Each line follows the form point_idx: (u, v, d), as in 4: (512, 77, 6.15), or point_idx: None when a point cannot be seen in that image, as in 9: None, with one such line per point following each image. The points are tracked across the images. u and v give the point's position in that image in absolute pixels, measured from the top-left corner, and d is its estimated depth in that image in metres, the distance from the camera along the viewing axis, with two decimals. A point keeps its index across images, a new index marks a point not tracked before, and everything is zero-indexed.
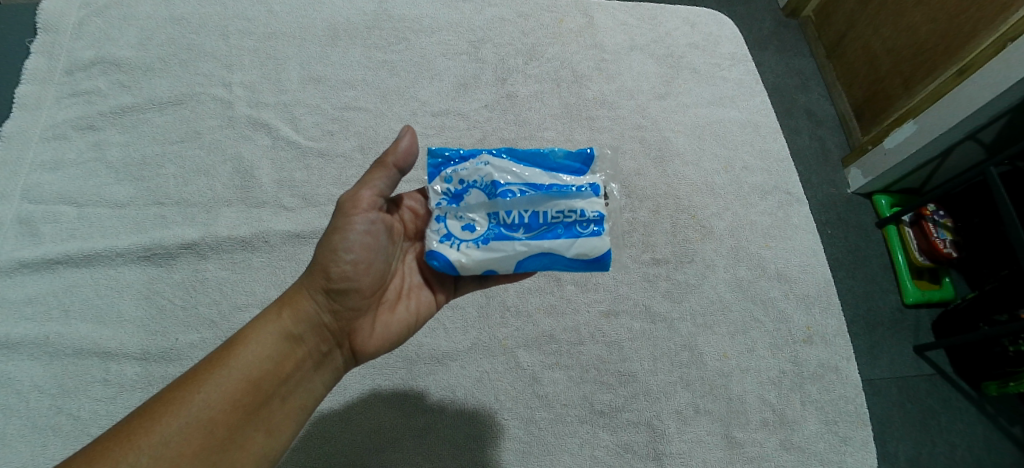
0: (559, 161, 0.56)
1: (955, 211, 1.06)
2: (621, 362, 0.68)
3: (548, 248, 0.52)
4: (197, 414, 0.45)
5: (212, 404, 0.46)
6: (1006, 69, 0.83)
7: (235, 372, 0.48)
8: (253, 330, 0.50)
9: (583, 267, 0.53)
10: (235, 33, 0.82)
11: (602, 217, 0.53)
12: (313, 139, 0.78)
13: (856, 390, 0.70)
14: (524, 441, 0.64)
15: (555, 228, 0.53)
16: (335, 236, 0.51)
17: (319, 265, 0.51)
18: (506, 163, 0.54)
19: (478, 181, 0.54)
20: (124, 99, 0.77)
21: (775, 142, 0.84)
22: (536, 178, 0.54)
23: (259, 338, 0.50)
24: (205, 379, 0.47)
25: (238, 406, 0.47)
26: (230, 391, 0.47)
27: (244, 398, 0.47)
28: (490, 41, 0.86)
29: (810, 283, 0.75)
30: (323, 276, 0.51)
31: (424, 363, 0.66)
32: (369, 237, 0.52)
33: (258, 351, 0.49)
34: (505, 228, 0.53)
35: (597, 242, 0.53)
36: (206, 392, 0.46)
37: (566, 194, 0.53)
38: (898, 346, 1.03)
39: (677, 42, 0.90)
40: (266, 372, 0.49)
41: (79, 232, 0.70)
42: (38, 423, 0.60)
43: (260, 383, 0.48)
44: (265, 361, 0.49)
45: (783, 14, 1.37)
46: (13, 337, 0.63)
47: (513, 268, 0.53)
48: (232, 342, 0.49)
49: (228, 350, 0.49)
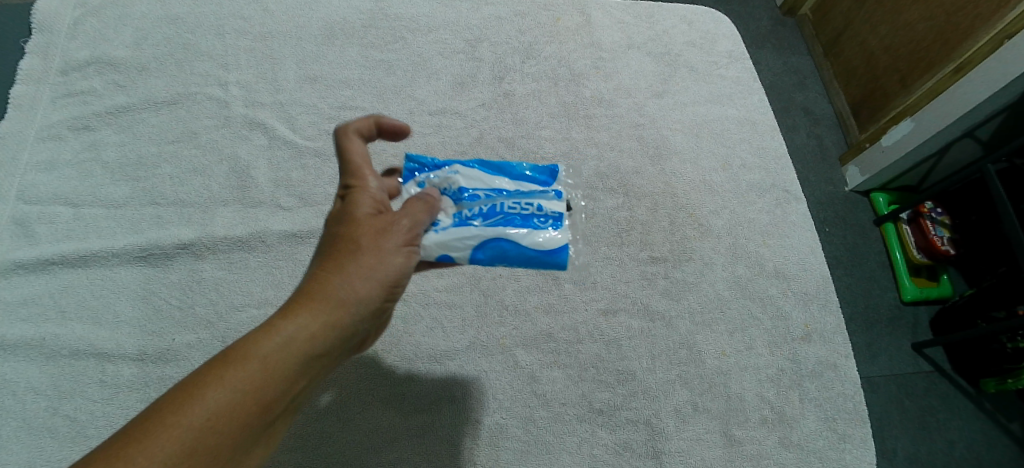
0: (525, 171, 0.56)
1: (954, 209, 1.06)
2: (619, 361, 0.68)
3: (504, 234, 0.51)
4: (195, 443, 0.35)
5: (214, 427, 0.36)
6: (1003, 66, 0.83)
7: (250, 390, 0.38)
8: (271, 339, 0.40)
9: (539, 259, 0.52)
10: (232, 32, 0.82)
11: (561, 214, 0.54)
12: (310, 139, 0.77)
13: (855, 388, 0.70)
14: (524, 441, 0.63)
15: (513, 218, 0.52)
16: (378, 256, 0.44)
17: (366, 275, 0.44)
18: (474, 172, 0.54)
19: (446, 188, 0.53)
20: (119, 99, 0.77)
21: (773, 140, 0.84)
22: (500, 182, 0.54)
23: (277, 351, 0.39)
24: (211, 396, 0.37)
25: (243, 433, 0.37)
26: (236, 415, 0.37)
27: (251, 422, 0.38)
28: (486, 40, 0.86)
29: (808, 281, 0.75)
30: (367, 288, 0.44)
31: (423, 362, 0.66)
32: (412, 260, 0.47)
33: (278, 368, 0.39)
34: (465, 217, 0.52)
35: (553, 234, 0.52)
36: (214, 412, 0.36)
37: (526, 194, 0.54)
38: (896, 344, 1.03)
39: (674, 40, 0.90)
40: (285, 392, 0.40)
41: (75, 232, 0.69)
42: (35, 424, 0.60)
43: (275, 405, 0.39)
44: (284, 380, 0.40)
45: (781, 12, 1.37)
46: (9, 339, 0.63)
47: (470, 257, 0.51)
48: (239, 348, 0.39)
49: (238, 358, 0.38)
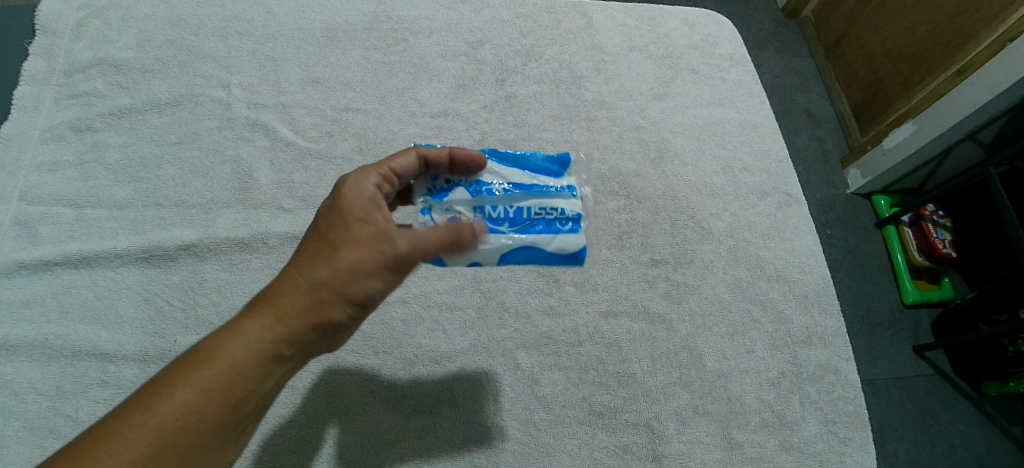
0: (539, 163, 0.54)
1: (955, 211, 1.06)
2: (620, 363, 0.68)
3: (531, 241, 0.50)
4: (162, 438, 0.38)
5: (180, 423, 0.38)
6: (1005, 69, 0.83)
7: (216, 390, 0.40)
8: (240, 340, 0.42)
9: (561, 263, 0.52)
10: (234, 34, 0.82)
11: (580, 216, 0.52)
12: (312, 140, 0.77)
13: (855, 391, 0.70)
14: (524, 443, 0.63)
15: (537, 223, 0.51)
16: (354, 265, 0.45)
17: (338, 282, 0.44)
18: (492, 166, 0.53)
19: (465, 183, 0.52)
20: (122, 100, 0.77)
21: (774, 143, 0.84)
22: (517, 178, 0.53)
23: (243, 352, 0.41)
24: (180, 394, 0.39)
25: (210, 430, 0.40)
26: (203, 414, 0.39)
27: (217, 419, 0.40)
28: (488, 42, 0.86)
29: (809, 284, 0.75)
30: (335, 300, 0.44)
31: (423, 364, 0.67)
32: (395, 274, 0.47)
33: (245, 368, 0.41)
34: (490, 221, 0.50)
35: (575, 239, 0.52)
36: (181, 409, 0.39)
37: (546, 194, 0.52)
38: (897, 347, 1.03)
39: (676, 42, 0.90)
40: (252, 389, 0.42)
41: (77, 233, 0.70)
42: (36, 425, 0.60)
43: (243, 402, 0.41)
44: (250, 379, 0.42)
45: (783, 14, 1.37)
46: (12, 339, 0.63)
47: (498, 262, 0.50)
48: (210, 347, 0.41)
49: (205, 359, 0.41)
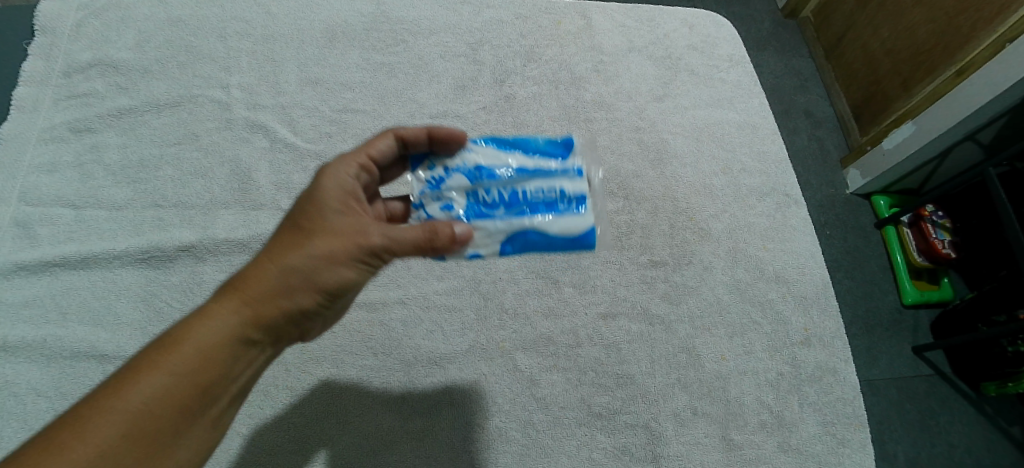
0: (541, 147, 0.55)
1: (955, 211, 1.06)
2: (619, 364, 0.68)
3: (531, 225, 0.52)
4: (131, 423, 0.37)
5: (148, 406, 0.37)
6: (1005, 70, 0.83)
7: (185, 374, 0.39)
8: (209, 325, 0.41)
9: (564, 246, 0.53)
10: (234, 35, 0.82)
11: (582, 196, 0.53)
12: (311, 141, 0.77)
13: (854, 392, 0.70)
14: (522, 444, 0.64)
15: (537, 206, 0.52)
16: (328, 252, 0.44)
17: (310, 268, 0.43)
18: (490, 151, 0.54)
19: (462, 168, 0.52)
20: (122, 101, 0.77)
21: (773, 145, 0.84)
22: (517, 162, 0.54)
23: (212, 337, 0.41)
24: (147, 377, 0.38)
25: (179, 415, 0.39)
26: (172, 398, 0.38)
27: (187, 404, 0.39)
28: (487, 43, 0.86)
29: (808, 285, 0.75)
30: (306, 285, 0.44)
31: (422, 365, 0.67)
32: (368, 264, 0.46)
33: (214, 353, 0.40)
34: (488, 207, 0.51)
35: (577, 219, 0.53)
36: (148, 393, 0.38)
37: (547, 176, 0.54)
38: (897, 347, 1.03)
39: (675, 43, 0.90)
40: (222, 374, 0.41)
41: (77, 233, 0.70)
42: (36, 426, 0.60)
43: (213, 387, 0.40)
44: (219, 364, 0.41)
45: (782, 15, 1.37)
46: (11, 340, 0.63)
47: (497, 249, 0.52)
48: (177, 333, 0.40)
49: (173, 344, 0.40)
